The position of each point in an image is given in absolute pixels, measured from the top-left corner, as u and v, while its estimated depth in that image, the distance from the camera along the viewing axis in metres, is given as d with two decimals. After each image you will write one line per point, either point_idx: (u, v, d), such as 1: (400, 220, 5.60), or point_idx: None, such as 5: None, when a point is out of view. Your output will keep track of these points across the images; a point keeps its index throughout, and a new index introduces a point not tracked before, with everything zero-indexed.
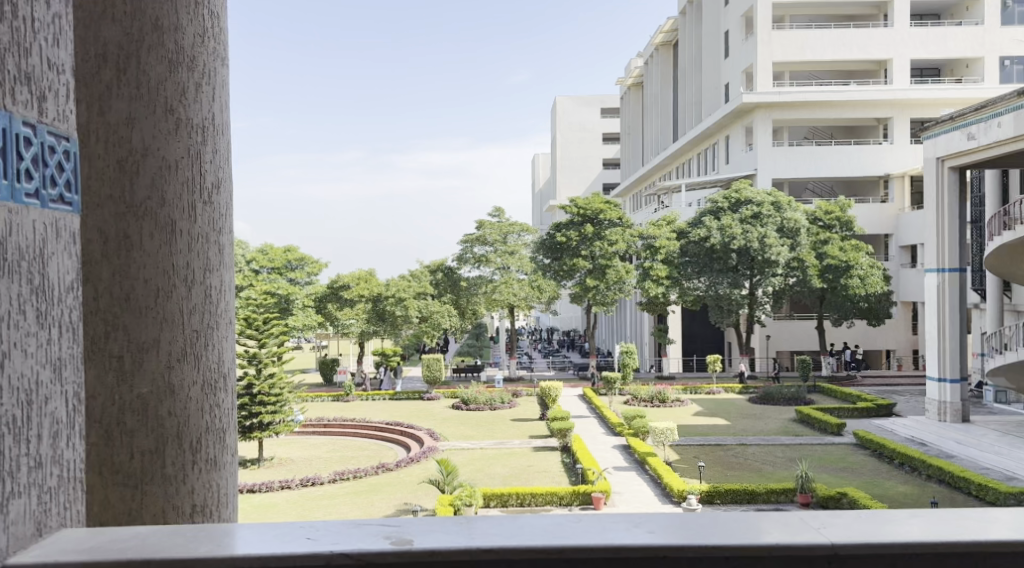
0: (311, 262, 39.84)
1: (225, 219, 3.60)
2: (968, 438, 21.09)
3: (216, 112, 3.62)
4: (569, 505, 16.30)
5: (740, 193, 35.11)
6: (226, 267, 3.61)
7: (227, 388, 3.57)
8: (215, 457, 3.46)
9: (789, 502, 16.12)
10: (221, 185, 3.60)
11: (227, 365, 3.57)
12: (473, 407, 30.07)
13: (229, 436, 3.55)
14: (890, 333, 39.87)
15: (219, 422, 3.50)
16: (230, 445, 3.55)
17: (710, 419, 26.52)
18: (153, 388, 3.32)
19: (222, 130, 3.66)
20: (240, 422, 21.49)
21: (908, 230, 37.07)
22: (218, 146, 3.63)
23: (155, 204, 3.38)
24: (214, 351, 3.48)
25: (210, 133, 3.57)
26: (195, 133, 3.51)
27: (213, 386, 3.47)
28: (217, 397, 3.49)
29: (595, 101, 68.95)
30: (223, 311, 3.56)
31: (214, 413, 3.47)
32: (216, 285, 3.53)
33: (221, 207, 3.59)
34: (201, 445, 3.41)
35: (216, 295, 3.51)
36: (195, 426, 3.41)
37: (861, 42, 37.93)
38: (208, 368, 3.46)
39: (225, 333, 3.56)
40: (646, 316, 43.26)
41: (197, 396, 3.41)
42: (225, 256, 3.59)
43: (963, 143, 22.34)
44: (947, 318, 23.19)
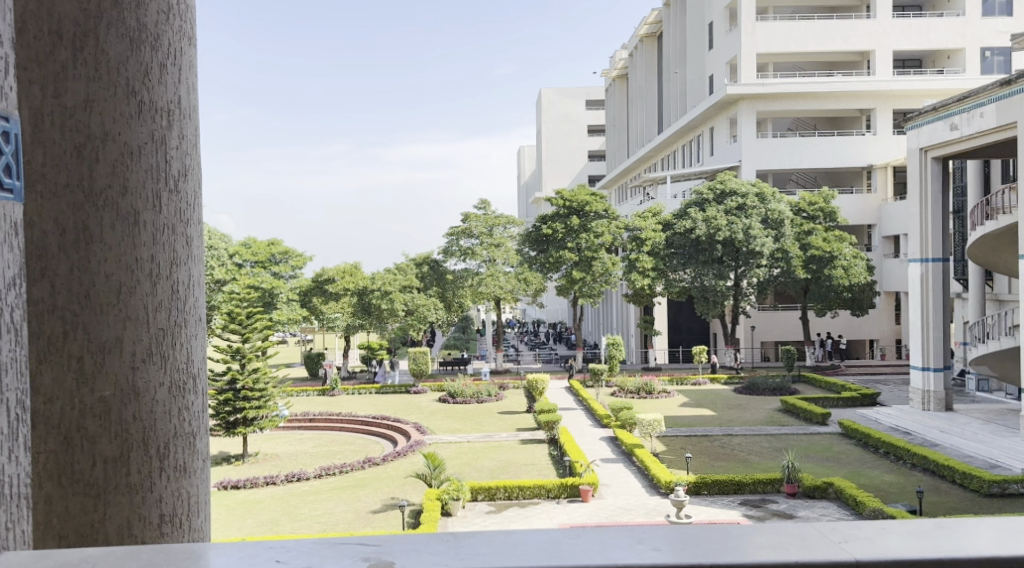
0: (295, 255, 39.62)
1: (195, 208, 3.28)
2: (951, 426, 21.26)
3: (184, 93, 3.29)
4: (557, 497, 16.34)
5: (725, 183, 35.17)
6: (194, 260, 3.29)
7: (197, 387, 3.26)
8: (184, 464, 3.14)
9: (776, 492, 16.23)
10: (187, 171, 3.27)
11: (196, 365, 3.25)
12: (459, 400, 30.02)
13: (199, 439, 3.24)
14: (874, 323, 40.14)
15: (188, 425, 3.19)
16: (199, 450, 3.23)
17: (696, 410, 26.61)
18: (115, 391, 2.98)
19: (191, 112, 3.34)
20: (224, 417, 21.39)
21: (890, 221, 37.31)
22: (185, 132, 3.29)
23: (115, 192, 3.03)
24: (181, 351, 3.17)
25: (178, 116, 3.24)
26: (160, 115, 3.17)
27: (180, 387, 3.16)
28: (186, 399, 3.18)
29: (579, 93, 68.97)
30: (192, 308, 3.24)
31: (182, 416, 3.16)
32: (184, 279, 3.21)
33: (188, 196, 3.26)
34: (168, 451, 3.09)
35: (183, 290, 3.19)
36: (162, 431, 3.08)
37: (843, 33, 38.16)
38: (174, 369, 3.14)
39: (193, 331, 3.25)
40: (632, 309, 43.35)
41: (163, 398, 3.09)
42: (194, 246, 3.27)
43: (945, 133, 22.48)
44: (930, 308, 23.35)
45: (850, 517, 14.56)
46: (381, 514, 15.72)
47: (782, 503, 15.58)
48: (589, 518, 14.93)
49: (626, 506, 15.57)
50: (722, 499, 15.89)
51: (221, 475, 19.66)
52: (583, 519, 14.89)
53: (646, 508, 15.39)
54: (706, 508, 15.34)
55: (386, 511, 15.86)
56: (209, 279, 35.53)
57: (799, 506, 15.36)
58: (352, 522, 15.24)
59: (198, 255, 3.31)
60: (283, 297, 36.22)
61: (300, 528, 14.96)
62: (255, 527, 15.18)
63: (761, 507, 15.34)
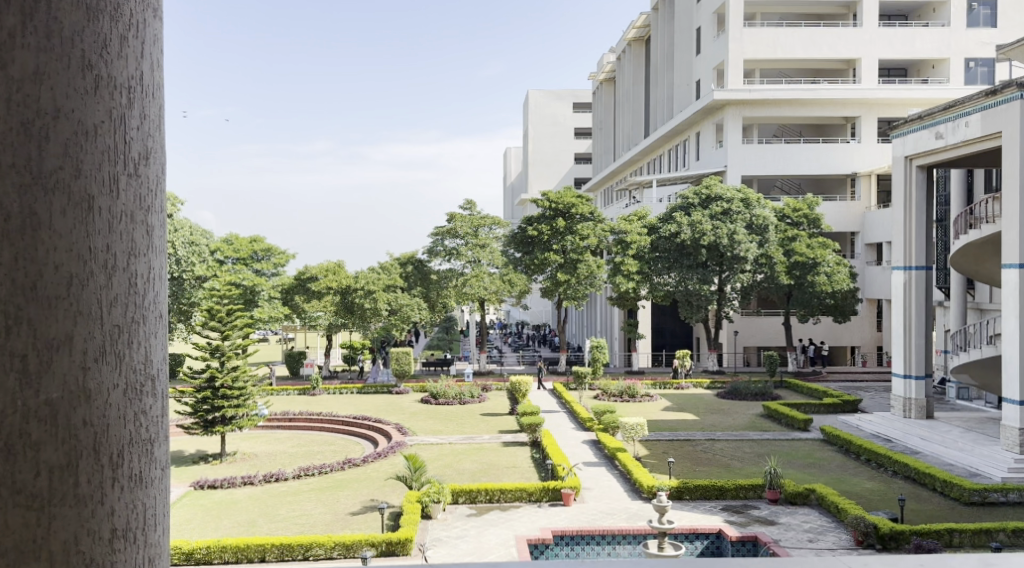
0: (278, 253, 39.28)
1: (162, 196, 1.86)
2: (932, 433, 21.33)
3: (151, 78, 1.83)
4: (538, 501, 16.21)
5: (710, 189, 35.20)
6: (161, 195, 1.86)
7: (160, 387, 1.86)
8: (141, 474, 1.78)
9: (758, 498, 16.17)
10: (154, 154, 1.83)
11: (159, 362, 1.85)
12: (442, 401, 29.87)
13: (159, 446, 1.85)
14: (855, 329, 40.37)
15: (146, 430, 1.80)
16: (159, 457, 1.85)
17: (679, 414, 26.59)
18: (62, 392, 1.63)
19: (159, 89, 1.88)
20: (202, 415, 21.17)
21: (873, 229, 37.54)
22: (148, 112, 1.82)
23: (64, 171, 1.64)
24: (139, 349, 1.77)
25: (141, 96, 1.79)
26: (121, 92, 1.74)
27: (138, 389, 1.77)
28: (143, 402, 1.79)
29: (567, 96, 69.02)
30: (153, 302, 1.83)
31: (140, 422, 1.78)
32: (144, 272, 1.78)
33: (151, 179, 1.82)
34: (121, 461, 1.73)
35: (146, 283, 1.78)
36: (111, 440, 1.72)
37: (829, 41, 38.31)
38: (132, 368, 1.75)
39: (153, 326, 1.82)
40: (615, 312, 43.33)
41: (117, 402, 1.72)
42: (157, 235, 1.84)
43: (931, 142, 22.54)
44: (913, 315, 23.39)
45: (832, 524, 14.53)
46: (360, 516, 15.53)
47: (764, 509, 15.53)
48: (571, 522, 14.81)
49: (607, 510, 15.48)
50: (704, 505, 15.82)
51: (198, 475, 19.41)
52: (564, 524, 14.76)
53: (628, 513, 15.30)
54: (688, 513, 15.29)
55: (365, 513, 15.69)
56: (190, 275, 35.11)
57: (781, 512, 15.32)
58: (330, 524, 15.05)
59: (161, 244, 1.87)
60: (265, 294, 36.14)
61: (277, 530, 14.76)
62: (231, 529, 14.93)
63: (743, 513, 15.28)
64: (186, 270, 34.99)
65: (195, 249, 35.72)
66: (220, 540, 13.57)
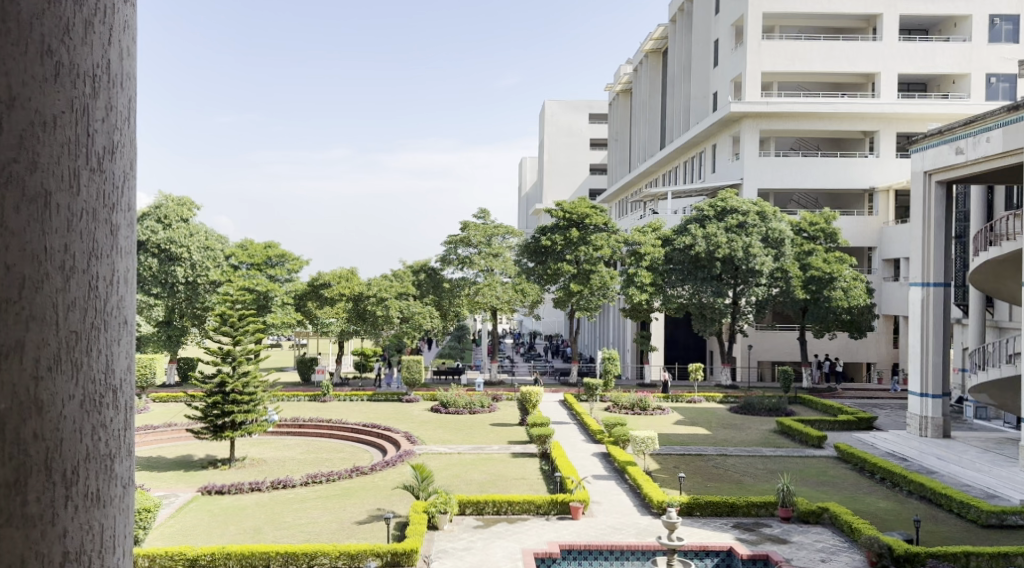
0: (291, 259, 39.23)
1: (128, 196, 1.84)
2: (949, 453, 21.00)
3: (121, 61, 1.81)
4: (547, 514, 16.03)
5: (726, 201, 35.00)
6: (124, 204, 1.83)
7: (124, 399, 1.85)
8: (99, 492, 1.77)
9: (769, 516, 15.92)
10: (119, 150, 1.81)
11: (121, 373, 1.83)
12: (452, 410, 29.73)
13: (120, 463, 1.84)
14: (871, 345, 39.94)
15: (104, 446, 1.79)
16: (119, 474, 1.84)
17: (690, 428, 26.32)
18: (11, 402, 1.64)
19: (130, 87, 1.87)
20: (212, 420, 21.08)
21: (891, 244, 37.12)
22: (116, 104, 1.80)
23: (21, 169, 1.65)
24: (99, 358, 1.76)
25: (105, 91, 1.76)
26: (83, 83, 1.72)
27: (97, 402, 1.76)
28: (104, 415, 1.78)
29: (583, 107, 68.93)
30: (118, 309, 1.82)
31: (99, 435, 1.77)
32: (106, 275, 1.76)
33: (114, 179, 1.80)
34: (77, 476, 1.73)
35: (108, 286, 1.76)
36: (67, 455, 1.71)
37: (849, 54, 38.05)
38: (89, 380, 1.74)
39: (116, 332, 1.81)
40: (629, 324, 43.04)
41: (73, 414, 1.72)
42: (122, 238, 1.82)
43: (951, 157, 22.26)
44: (930, 332, 23.07)
45: (845, 544, 14.28)
46: (366, 525, 15.39)
47: (776, 527, 15.29)
48: (578, 536, 14.63)
49: (616, 525, 15.28)
50: (714, 522, 15.59)
51: (206, 480, 19.33)
52: (571, 538, 14.58)
53: (637, 528, 15.09)
54: (698, 530, 15.06)
55: (371, 522, 15.55)
56: (205, 279, 35.41)
57: (793, 531, 15.08)
58: (336, 533, 14.91)
59: (128, 246, 1.86)
60: (278, 300, 35.90)
61: (282, 538, 14.64)
62: (236, 535, 14.83)
63: (754, 531, 15.04)
64: (200, 274, 35.27)
65: (209, 254, 35.96)
66: (225, 547, 13.50)
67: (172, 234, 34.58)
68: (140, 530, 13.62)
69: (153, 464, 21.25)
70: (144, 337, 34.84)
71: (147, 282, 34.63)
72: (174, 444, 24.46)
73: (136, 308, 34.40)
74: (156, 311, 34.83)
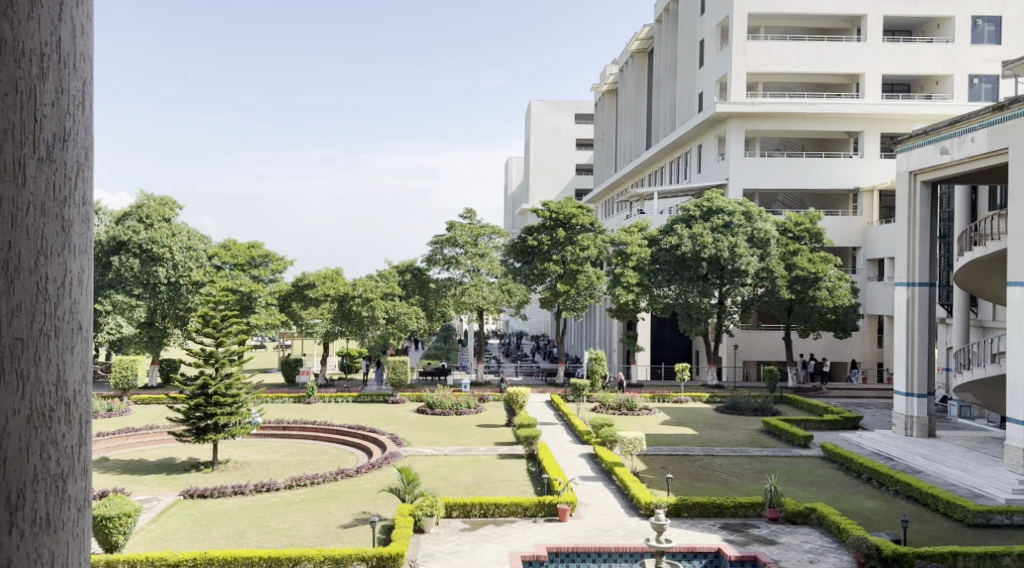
0: (276, 259, 38.95)
1: (82, 187, 2.01)
2: (934, 452, 21.08)
3: (72, 38, 1.99)
4: (534, 516, 15.94)
5: (712, 201, 35.00)
6: (74, 218, 1.99)
7: (79, 412, 2.02)
8: (48, 516, 1.94)
9: (757, 516, 15.88)
10: (71, 136, 1.99)
11: (75, 384, 2.00)
12: (438, 411, 29.57)
13: (73, 484, 2.01)
14: (856, 344, 40.10)
15: (55, 467, 1.97)
16: (72, 496, 2.00)
17: (678, 428, 26.27)
18: None
19: (86, 64, 2.04)
20: (194, 423, 20.84)
21: (876, 244, 37.24)
22: (67, 86, 1.98)
23: None
24: (50, 370, 1.94)
25: (56, 69, 1.94)
26: (29, 61, 1.90)
27: (46, 417, 1.94)
28: (54, 430, 1.95)
29: (569, 107, 68.91)
30: (72, 313, 1.99)
31: (48, 454, 1.94)
32: (58, 276, 1.94)
33: (67, 167, 1.98)
34: (21, 500, 1.90)
35: (58, 288, 1.94)
36: (11, 478, 1.89)
37: (834, 55, 38.15)
38: (39, 392, 1.92)
39: (69, 340, 1.98)
40: (615, 324, 42.94)
41: (18, 431, 1.88)
42: (75, 235, 1.99)
43: (936, 157, 22.33)
44: (916, 333, 23.15)
45: (833, 544, 14.27)
46: (351, 529, 15.24)
47: (764, 528, 15.27)
48: (566, 538, 14.54)
49: (604, 527, 15.19)
50: (702, 523, 15.54)
51: (189, 483, 19.11)
52: (559, 540, 14.48)
53: (625, 529, 15.02)
54: (686, 532, 15.00)
55: (356, 525, 15.42)
56: (187, 280, 35.06)
57: (781, 531, 15.04)
58: (320, 537, 14.75)
59: (83, 245, 2.02)
60: (261, 300, 35.62)
61: (266, 542, 14.48)
62: (218, 540, 14.63)
63: (743, 532, 15.00)
64: (182, 275, 34.95)
65: (192, 254, 35.62)
66: (207, 552, 13.34)
67: (155, 234, 34.42)
68: (119, 536, 13.42)
69: (135, 467, 21.01)
70: (125, 338, 34.45)
71: (129, 282, 34.35)
72: (156, 446, 24.19)
73: (118, 308, 34.06)
74: (138, 312, 34.50)
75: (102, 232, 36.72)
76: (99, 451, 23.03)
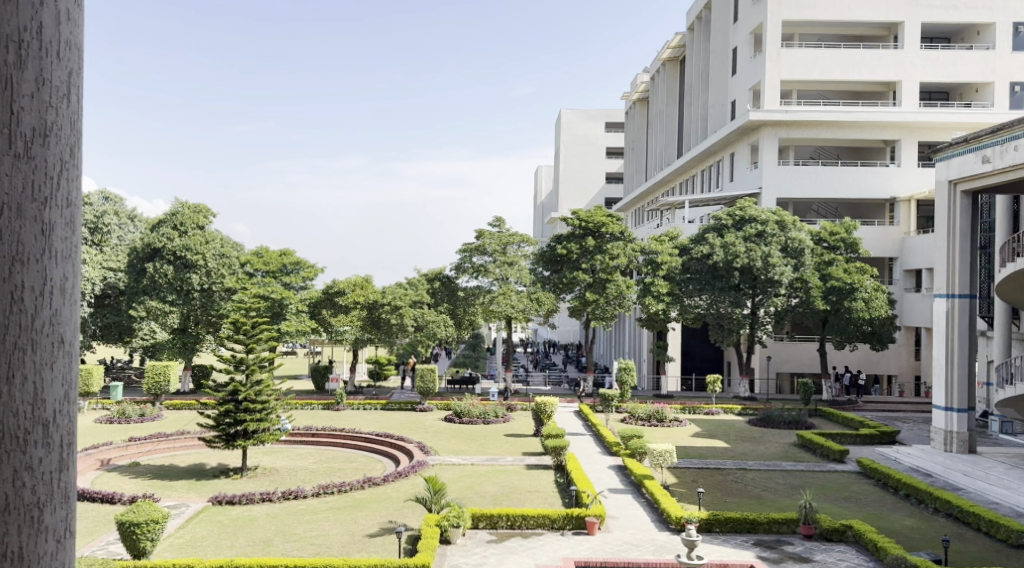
0: (307, 266, 37.60)
1: (63, 183, 2.30)
2: (975, 470, 20.50)
3: (57, 25, 2.27)
4: (562, 529, 15.67)
5: (744, 210, 34.66)
6: (54, 215, 2.28)
7: (57, 435, 2.30)
8: (22, 549, 2.23)
9: (791, 533, 15.49)
10: (54, 131, 2.27)
11: (54, 404, 2.30)
12: (466, 420, 29.42)
13: (50, 514, 2.30)
14: (892, 357, 39.29)
15: (31, 495, 2.26)
16: (50, 525, 2.30)
17: (709, 441, 25.83)
18: None
19: (70, 47, 2.32)
20: (224, 429, 20.83)
21: (914, 255, 36.54)
22: (48, 76, 2.26)
23: None
24: (27, 390, 2.23)
25: (35, 56, 2.23)
26: (9, 47, 2.19)
27: (23, 442, 2.23)
28: (29, 455, 2.24)
29: (599, 115, 68.68)
30: (53, 324, 2.29)
31: (22, 481, 2.24)
32: (38, 283, 2.25)
33: (49, 164, 2.27)
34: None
35: (35, 297, 2.24)
36: None
37: (869, 63, 37.56)
38: (17, 417, 2.22)
39: (49, 354, 2.28)
40: (646, 333, 42.45)
41: None
42: (56, 240, 2.29)
43: (977, 166, 21.80)
44: (956, 346, 22.55)
45: (870, 563, 13.87)
46: (378, 538, 15.12)
47: (798, 545, 14.89)
48: (594, 552, 14.30)
49: (633, 542, 14.91)
50: (734, 539, 15.18)
51: (218, 490, 19.12)
52: (587, 554, 14.25)
53: (655, 544, 14.72)
54: (717, 548, 14.67)
55: (382, 535, 15.29)
56: (220, 286, 35.35)
57: (816, 549, 14.67)
58: (347, 546, 14.64)
59: (65, 249, 2.31)
60: (293, 307, 35.50)
61: (292, 551, 14.38)
62: (245, 548, 14.57)
63: (777, 549, 14.64)
64: (215, 281, 35.31)
65: (225, 261, 35.92)
66: (233, 559, 13.30)
67: (189, 241, 34.79)
68: (146, 542, 13.38)
69: (165, 473, 21.09)
70: (159, 344, 34.68)
71: (163, 289, 34.68)
72: (187, 452, 24.30)
73: (152, 315, 34.41)
74: (171, 318, 34.76)
75: (136, 240, 37.17)
76: (131, 456, 23.13)
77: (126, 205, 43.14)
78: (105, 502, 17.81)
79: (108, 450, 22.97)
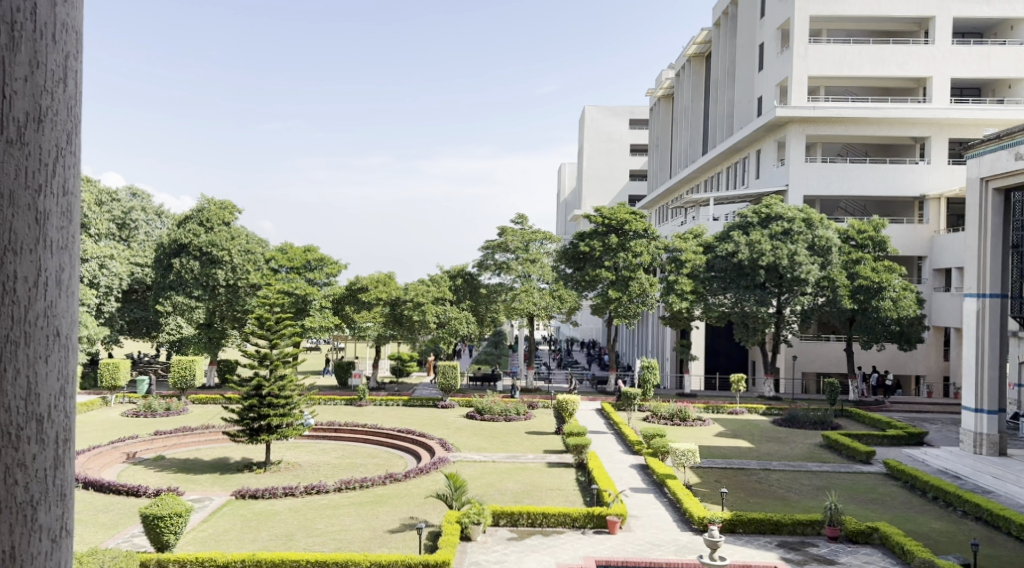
0: (331, 262, 38.01)
1: (58, 173, 2.26)
2: (1006, 473, 20.11)
3: (52, 7, 2.22)
4: (583, 527, 15.58)
5: (770, 208, 34.30)
6: (48, 195, 2.24)
7: (51, 431, 2.27)
8: (14, 550, 2.19)
9: (816, 534, 15.28)
10: (46, 116, 2.23)
11: (47, 397, 2.26)
12: (488, 417, 29.39)
13: (44, 513, 2.26)
14: (920, 358, 38.73)
15: (23, 494, 2.21)
16: (44, 525, 2.26)
17: (733, 441, 25.61)
18: None
19: (66, 29, 2.28)
20: (248, 423, 20.95)
21: (943, 253, 35.99)
22: (43, 60, 2.22)
23: None
24: (20, 383, 2.19)
25: (30, 39, 2.19)
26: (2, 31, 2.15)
27: (16, 439, 2.19)
28: (21, 452, 2.20)
29: (624, 112, 68.34)
30: (48, 316, 2.24)
31: (15, 479, 2.19)
32: (31, 272, 2.20)
33: (41, 150, 2.22)
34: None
35: (29, 288, 2.19)
36: None
37: (899, 59, 36.96)
38: (11, 412, 2.18)
39: (44, 348, 2.24)
40: (669, 332, 42.25)
41: None
42: (51, 229, 2.25)
43: (1010, 163, 21.42)
44: (986, 346, 22.17)
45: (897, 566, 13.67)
46: (398, 534, 15.11)
47: (823, 547, 14.68)
48: (615, 551, 14.20)
49: (655, 541, 14.79)
50: (758, 540, 15.01)
51: (241, 484, 19.22)
52: (609, 553, 14.14)
53: (677, 544, 14.59)
54: (740, 549, 14.50)
55: (404, 531, 15.27)
56: (245, 282, 35.62)
57: (842, 551, 14.47)
58: (368, 541, 14.66)
59: (58, 237, 2.27)
60: (316, 303, 35.66)
61: (314, 545, 14.40)
62: (268, 542, 14.62)
63: (801, 550, 14.45)
64: (241, 277, 35.59)
65: (250, 257, 36.14)
66: (255, 554, 13.34)
67: (215, 237, 35.02)
68: (170, 536, 13.46)
69: (190, 466, 21.24)
70: (185, 339, 35.04)
71: (189, 284, 34.91)
72: (211, 446, 24.46)
73: (178, 309, 34.72)
74: (197, 313, 35.07)
75: (163, 235, 37.52)
76: (156, 449, 23.31)
77: (154, 201, 43.61)
78: (130, 495, 17.96)
79: (134, 443, 23.20)
